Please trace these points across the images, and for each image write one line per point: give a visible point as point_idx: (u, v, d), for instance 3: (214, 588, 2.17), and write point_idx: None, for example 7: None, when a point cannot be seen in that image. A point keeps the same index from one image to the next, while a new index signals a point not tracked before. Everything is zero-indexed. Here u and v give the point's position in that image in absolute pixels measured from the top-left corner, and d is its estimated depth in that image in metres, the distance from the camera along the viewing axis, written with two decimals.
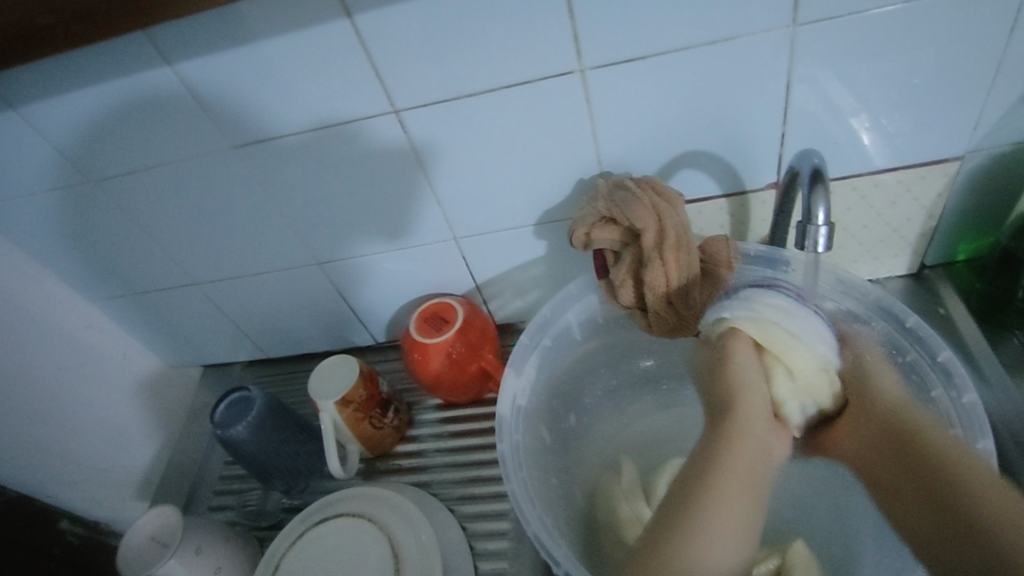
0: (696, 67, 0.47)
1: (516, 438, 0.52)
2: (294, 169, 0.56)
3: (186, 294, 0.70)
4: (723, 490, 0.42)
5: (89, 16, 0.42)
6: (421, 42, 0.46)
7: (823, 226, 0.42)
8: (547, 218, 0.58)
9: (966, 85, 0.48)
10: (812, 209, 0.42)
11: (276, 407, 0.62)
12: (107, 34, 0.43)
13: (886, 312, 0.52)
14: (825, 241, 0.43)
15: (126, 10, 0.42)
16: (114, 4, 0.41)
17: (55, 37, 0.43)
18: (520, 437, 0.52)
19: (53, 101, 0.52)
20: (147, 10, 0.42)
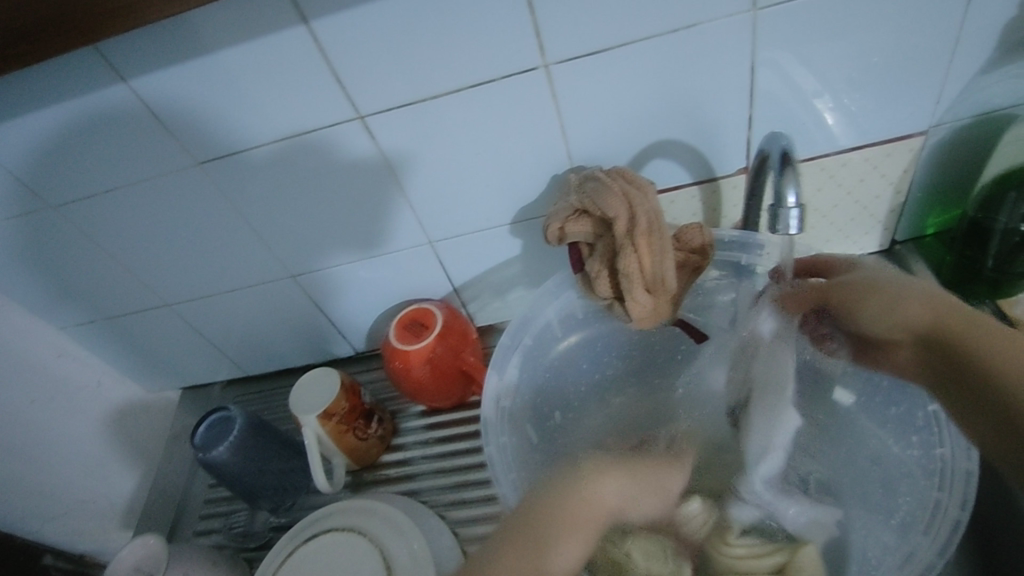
0: (662, 55, 0.47)
1: (503, 440, 0.53)
2: (260, 181, 0.55)
3: (157, 316, 0.69)
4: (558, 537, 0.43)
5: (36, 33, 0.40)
6: (378, 45, 0.45)
7: (794, 209, 0.42)
8: (521, 217, 0.58)
9: (925, 61, 0.49)
10: (783, 193, 0.42)
11: (258, 425, 0.61)
12: (52, 56, 0.41)
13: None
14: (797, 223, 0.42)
15: (68, 28, 0.40)
16: (55, 22, 0.40)
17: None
18: (509, 439, 0.53)
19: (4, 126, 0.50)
20: (90, 27, 0.40)
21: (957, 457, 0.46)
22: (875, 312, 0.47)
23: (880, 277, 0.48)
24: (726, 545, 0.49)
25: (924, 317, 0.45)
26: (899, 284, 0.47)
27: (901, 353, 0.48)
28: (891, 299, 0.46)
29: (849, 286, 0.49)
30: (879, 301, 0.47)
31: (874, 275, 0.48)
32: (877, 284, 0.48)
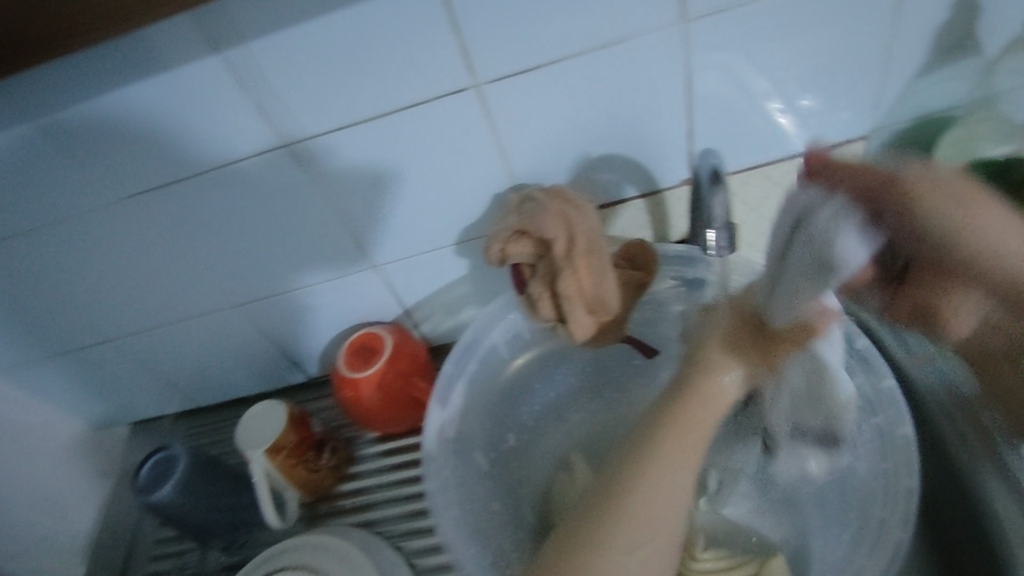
0: (595, 70, 0.46)
1: (448, 473, 0.51)
2: (190, 213, 0.52)
3: (96, 353, 0.66)
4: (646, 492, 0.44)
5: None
6: (300, 70, 0.43)
7: (719, 229, 0.45)
8: (465, 236, 0.57)
9: (859, 66, 0.48)
10: (711, 214, 0.44)
11: (204, 462, 0.59)
12: None
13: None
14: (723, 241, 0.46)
15: None
16: None
17: None
18: (452, 473, 0.52)
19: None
20: None
21: (898, 473, 0.47)
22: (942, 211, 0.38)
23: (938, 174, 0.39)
24: (693, 560, 0.52)
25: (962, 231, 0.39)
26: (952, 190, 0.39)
27: (962, 294, 0.41)
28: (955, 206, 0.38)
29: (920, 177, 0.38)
30: (941, 201, 0.38)
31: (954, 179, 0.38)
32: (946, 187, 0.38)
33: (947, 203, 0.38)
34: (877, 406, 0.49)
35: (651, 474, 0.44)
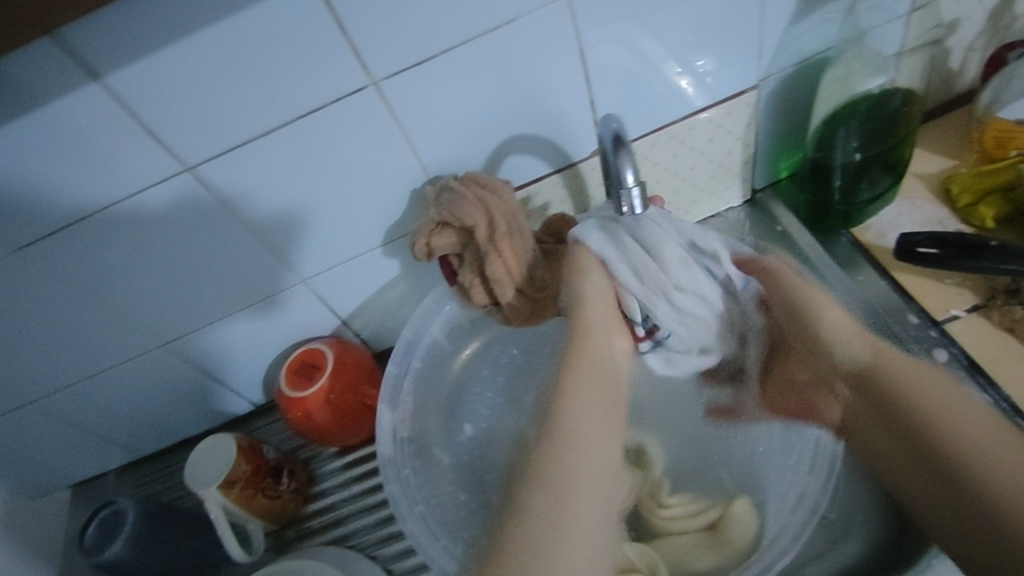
0: (491, 55, 0.46)
1: (407, 472, 0.51)
2: (96, 254, 0.50)
3: (18, 419, 0.62)
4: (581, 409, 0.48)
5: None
6: (186, 92, 0.42)
7: (635, 188, 0.45)
8: (391, 236, 0.56)
9: (739, 21, 0.51)
10: (622, 175, 0.45)
11: (155, 510, 0.57)
12: None
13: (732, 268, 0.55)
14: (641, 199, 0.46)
15: None
16: None
17: None
18: (423, 469, 0.52)
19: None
20: None
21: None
22: (911, 387, 0.47)
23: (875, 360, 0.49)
24: (661, 509, 0.56)
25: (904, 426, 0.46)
26: (919, 388, 0.46)
27: (885, 416, 0.48)
28: (913, 383, 0.47)
29: (885, 374, 0.48)
30: (893, 377, 0.48)
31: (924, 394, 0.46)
32: (901, 396, 0.47)
33: (933, 387, 0.46)
34: None
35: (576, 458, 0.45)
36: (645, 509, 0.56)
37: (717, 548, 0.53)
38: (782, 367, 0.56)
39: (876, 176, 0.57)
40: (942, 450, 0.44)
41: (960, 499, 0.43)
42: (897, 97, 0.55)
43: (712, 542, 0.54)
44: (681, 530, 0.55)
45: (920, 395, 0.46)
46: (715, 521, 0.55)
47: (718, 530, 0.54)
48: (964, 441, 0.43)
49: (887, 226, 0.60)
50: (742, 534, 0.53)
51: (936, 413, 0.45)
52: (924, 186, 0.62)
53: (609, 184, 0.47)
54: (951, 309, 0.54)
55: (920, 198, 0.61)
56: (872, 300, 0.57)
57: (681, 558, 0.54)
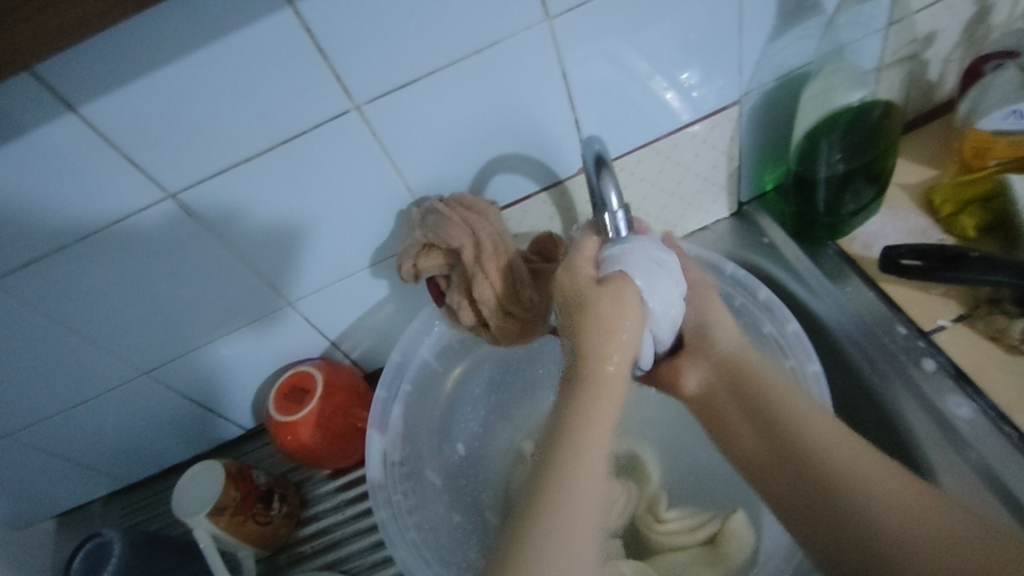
0: (472, 76, 0.46)
1: (399, 497, 0.50)
2: (78, 283, 0.50)
3: (2, 449, 0.61)
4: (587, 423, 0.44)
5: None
6: (167, 119, 0.42)
7: (619, 210, 0.45)
8: (378, 258, 0.56)
9: (719, 39, 0.51)
10: (605, 197, 0.45)
11: (142, 540, 0.56)
12: None
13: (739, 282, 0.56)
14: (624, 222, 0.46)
15: None
16: None
17: None
18: (414, 491, 0.52)
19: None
20: None
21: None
22: (809, 420, 0.45)
23: (776, 387, 0.47)
24: (659, 523, 0.56)
25: (798, 470, 0.44)
26: (817, 428, 0.44)
27: (781, 448, 0.45)
28: (806, 416, 0.45)
29: (787, 405, 0.46)
30: (792, 408, 0.46)
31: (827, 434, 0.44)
32: (805, 432, 0.45)
33: (811, 417, 0.45)
34: (788, 350, 0.52)
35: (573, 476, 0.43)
36: (642, 524, 0.57)
37: (715, 564, 0.52)
38: (676, 364, 0.54)
39: (860, 188, 0.58)
40: (833, 493, 0.42)
41: (832, 511, 0.42)
42: (878, 109, 0.55)
43: (709, 558, 0.53)
44: (679, 546, 0.55)
45: (787, 394, 0.47)
46: (713, 534, 0.54)
47: (715, 543, 0.53)
48: (830, 453, 0.43)
49: (872, 238, 0.60)
50: (739, 550, 0.52)
51: (829, 451, 0.43)
52: (907, 197, 0.62)
53: (595, 207, 0.46)
54: (938, 318, 0.54)
55: (904, 208, 0.61)
56: (860, 311, 0.57)
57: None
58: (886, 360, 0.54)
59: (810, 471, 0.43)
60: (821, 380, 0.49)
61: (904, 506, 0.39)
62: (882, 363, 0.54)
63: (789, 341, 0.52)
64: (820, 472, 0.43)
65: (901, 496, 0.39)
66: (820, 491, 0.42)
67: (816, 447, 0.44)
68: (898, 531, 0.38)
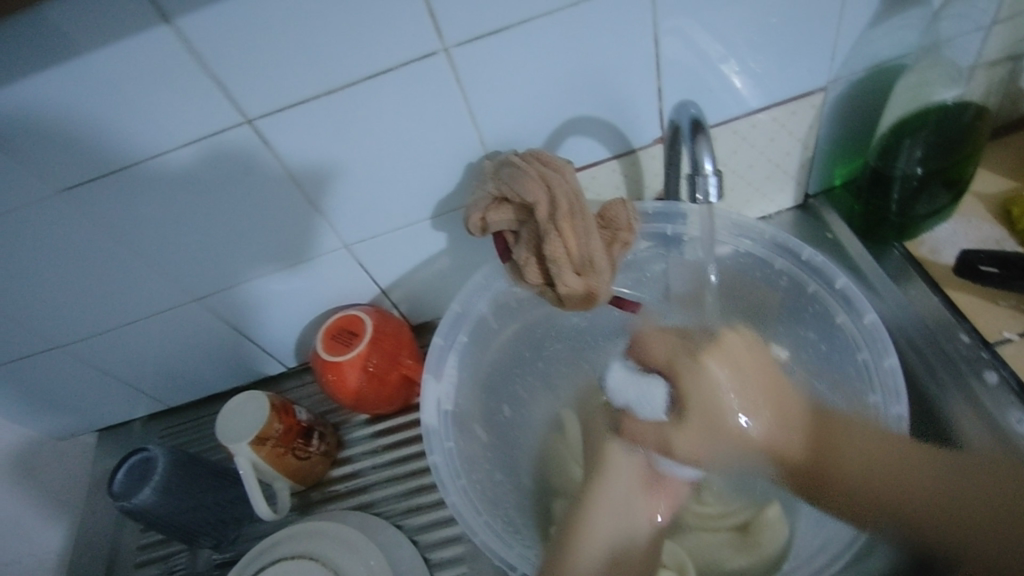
0: (565, 30, 0.45)
1: (449, 445, 0.51)
2: (149, 200, 0.50)
3: (54, 359, 0.62)
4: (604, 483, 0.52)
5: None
6: (259, 43, 0.42)
7: (711, 176, 0.43)
8: (441, 209, 0.56)
9: (817, 18, 0.49)
10: (699, 161, 0.43)
11: (185, 460, 0.57)
12: None
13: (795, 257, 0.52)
14: (716, 189, 0.44)
15: None
16: None
17: None
18: (462, 440, 0.52)
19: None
20: None
21: (888, 402, 0.47)
22: (844, 442, 0.47)
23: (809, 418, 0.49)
24: (698, 504, 0.56)
25: (854, 491, 0.46)
26: (848, 444, 0.47)
27: (829, 474, 0.47)
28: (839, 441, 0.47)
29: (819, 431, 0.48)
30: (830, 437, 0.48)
31: (856, 446, 0.46)
32: (843, 453, 0.47)
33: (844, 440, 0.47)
34: (860, 342, 0.49)
35: (602, 498, 0.51)
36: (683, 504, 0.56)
37: (745, 550, 0.53)
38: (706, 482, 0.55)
39: (936, 192, 0.56)
40: (886, 507, 0.45)
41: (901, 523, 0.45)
42: (969, 112, 0.53)
43: (739, 542, 0.54)
44: (712, 527, 0.55)
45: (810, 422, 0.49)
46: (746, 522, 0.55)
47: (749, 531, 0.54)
48: (865, 465, 0.45)
49: (942, 243, 0.59)
50: (772, 541, 0.52)
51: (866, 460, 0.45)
52: (983, 205, 0.60)
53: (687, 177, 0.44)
54: (1004, 330, 0.53)
55: (978, 216, 0.60)
56: (923, 314, 0.56)
57: (710, 557, 0.54)
58: (947, 367, 0.53)
59: (858, 493, 0.46)
60: (898, 373, 0.46)
61: (947, 493, 0.43)
62: (941, 369, 0.53)
63: (863, 334, 0.49)
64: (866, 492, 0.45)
65: (952, 489, 0.43)
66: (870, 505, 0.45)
67: (845, 469, 0.46)
68: (957, 523, 0.42)
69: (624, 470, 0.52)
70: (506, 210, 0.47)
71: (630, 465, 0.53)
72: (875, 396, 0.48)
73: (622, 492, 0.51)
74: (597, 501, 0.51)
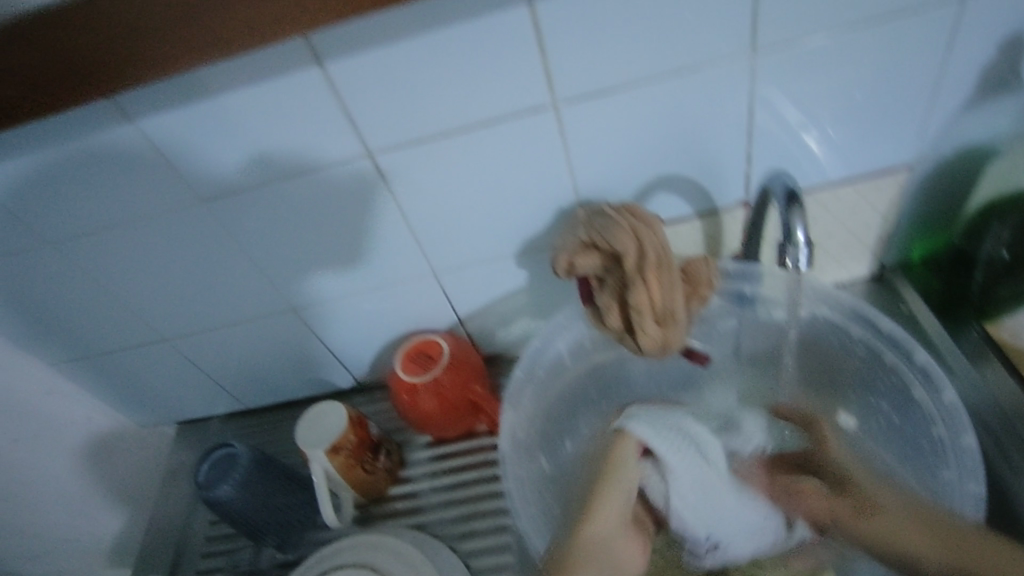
0: (667, 95, 0.49)
1: (521, 474, 0.54)
2: (267, 217, 0.55)
3: (155, 351, 0.67)
4: (605, 492, 0.51)
5: (50, 82, 0.40)
6: (390, 88, 0.46)
7: (803, 244, 0.46)
8: (527, 249, 0.59)
9: (911, 100, 0.51)
10: (792, 228, 0.46)
11: (264, 461, 0.61)
12: (71, 103, 0.41)
13: (873, 326, 0.52)
14: (807, 256, 0.46)
15: (92, 77, 0.40)
16: (75, 67, 0.39)
17: (25, 110, 0.41)
18: (526, 471, 0.54)
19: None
20: (116, 75, 0.40)
21: (964, 480, 0.46)
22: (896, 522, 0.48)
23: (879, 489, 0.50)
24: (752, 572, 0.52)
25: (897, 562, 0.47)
26: (900, 519, 0.47)
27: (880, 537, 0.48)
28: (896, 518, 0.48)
29: (882, 500, 0.49)
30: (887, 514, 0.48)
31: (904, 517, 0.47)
32: (893, 526, 0.48)
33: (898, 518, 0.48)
34: (936, 417, 0.49)
35: (600, 519, 0.49)
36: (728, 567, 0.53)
37: None
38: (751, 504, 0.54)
39: None
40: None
41: None
42: None
43: None
44: None
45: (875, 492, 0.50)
46: None
47: None
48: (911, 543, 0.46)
49: None
50: None
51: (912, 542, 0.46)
52: None
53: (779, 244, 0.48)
54: None
55: None
56: (1003, 399, 0.55)
57: None
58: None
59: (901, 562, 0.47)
60: (977, 453, 0.46)
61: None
62: (1020, 457, 0.52)
63: (942, 411, 0.48)
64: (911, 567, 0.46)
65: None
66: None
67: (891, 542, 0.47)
68: None
69: (623, 481, 0.52)
70: (592, 259, 0.50)
71: (628, 487, 0.52)
72: (950, 473, 0.48)
73: (626, 498, 0.51)
74: (598, 514, 0.50)
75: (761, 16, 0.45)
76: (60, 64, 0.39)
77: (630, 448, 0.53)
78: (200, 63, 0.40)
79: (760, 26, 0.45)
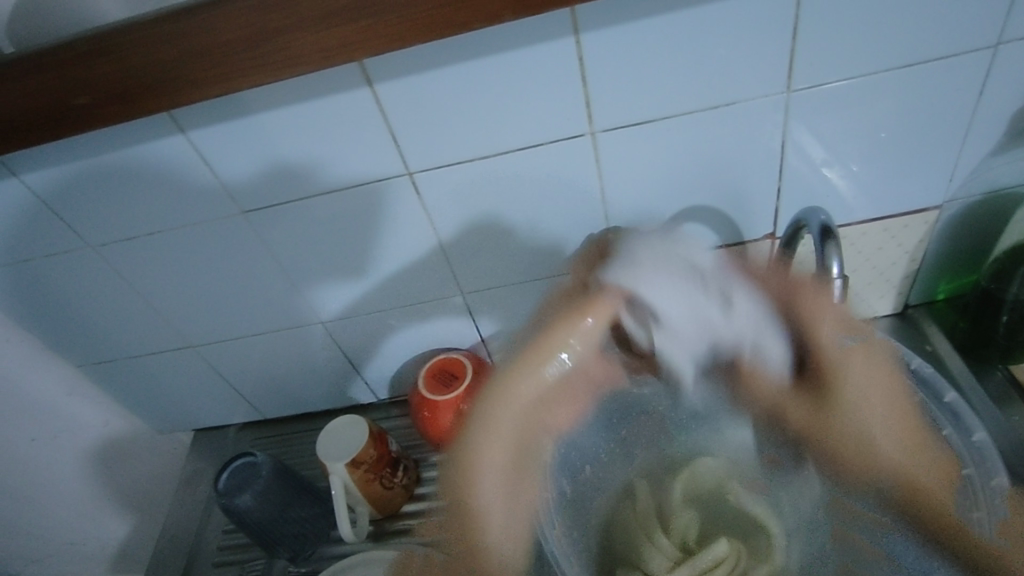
0: (702, 128, 0.50)
1: (549, 495, 0.53)
2: (303, 230, 0.56)
3: (180, 357, 0.68)
4: (491, 431, 0.49)
5: (115, 91, 0.42)
6: (435, 110, 0.48)
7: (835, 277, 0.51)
8: (555, 272, 0.60)
9: (941, 143, 0.52)
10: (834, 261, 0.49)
11: (283, 471, 0.61)
12: (132, 113, 0.43)
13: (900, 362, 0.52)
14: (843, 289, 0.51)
15: (157, 87, 0.41)
16: (142, 79, 0.41)
17: (89, 117, 0.43)
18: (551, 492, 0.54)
19: (46, 160, 0.50)
20: (181, 87, 0.41)
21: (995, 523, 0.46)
22: (852, 456, 0.49)
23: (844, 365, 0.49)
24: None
25: (834, 440, 0.50)
26: (875, 406, 0.48)
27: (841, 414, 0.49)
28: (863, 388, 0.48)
29: (831, 362, 0.50)
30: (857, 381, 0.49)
31: (908, 488, 0.46)
32: (847, 422, 0.49)
33: (868, 387, 0.48)
34: (965, 458, 0.51)
35: (498, 421, 0.48)
36: None
37: None
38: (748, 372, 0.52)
39: None
40: (838, 447, 0.50)
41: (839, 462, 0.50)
42: None
43: None
44: None
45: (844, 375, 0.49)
46: None
47: None
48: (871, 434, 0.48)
49: None
50: None
51: (870, 424, 0.48)
52: None
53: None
54: None
55: None
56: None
57: None
58: None
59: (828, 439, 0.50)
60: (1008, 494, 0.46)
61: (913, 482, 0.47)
62: None
63: (968, 450, 0.51)
64: (906, 487, 0.47)
65: (908, 469, 0.47)
66: (908, 497, 0.47)
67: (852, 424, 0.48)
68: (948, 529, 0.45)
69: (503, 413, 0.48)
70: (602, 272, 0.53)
71: (518, 415, 0.49)
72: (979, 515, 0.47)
73: (507, 428, 0.49)
74: (475, 444, 0.49)
75: (799, 56, 0.46)
76: (127, 75, 0.41)
77: (529, 377, 0.48)
78: (259, 81, 0.42)
79: (798, 65, 0.47)
